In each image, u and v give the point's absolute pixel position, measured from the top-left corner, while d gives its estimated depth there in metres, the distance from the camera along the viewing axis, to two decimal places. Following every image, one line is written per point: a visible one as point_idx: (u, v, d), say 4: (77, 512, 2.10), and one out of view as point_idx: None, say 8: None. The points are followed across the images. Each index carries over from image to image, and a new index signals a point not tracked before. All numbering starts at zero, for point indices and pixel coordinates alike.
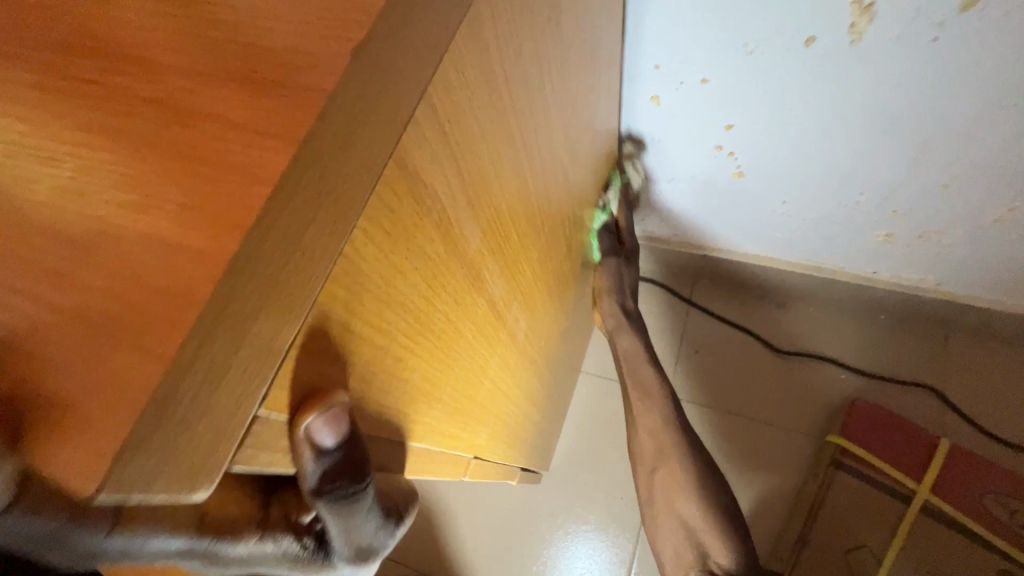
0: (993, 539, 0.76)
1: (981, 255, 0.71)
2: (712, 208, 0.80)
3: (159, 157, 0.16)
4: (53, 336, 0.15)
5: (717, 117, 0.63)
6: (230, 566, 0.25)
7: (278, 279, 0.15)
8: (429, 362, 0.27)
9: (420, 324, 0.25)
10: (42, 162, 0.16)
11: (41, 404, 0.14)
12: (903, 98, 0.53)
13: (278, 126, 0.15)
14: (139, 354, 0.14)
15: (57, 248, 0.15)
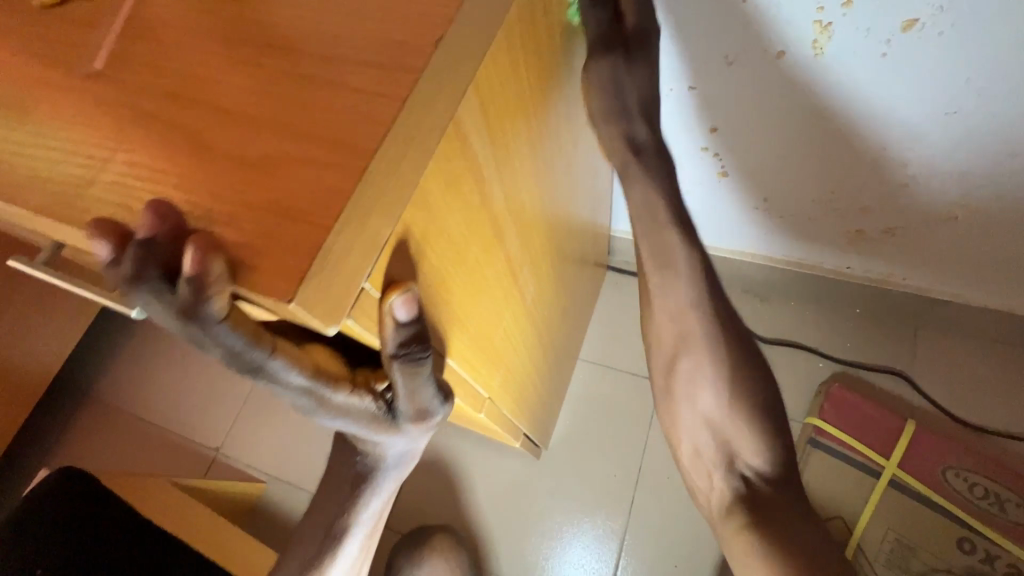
0: (954, 510, 0.83)
1: (938, 248, 0.82)
2: (700, 203, 0.90)
3: (315, 114, 0.25)
4: (248, 219, 0.23)
5: (704, 119, 0.75)
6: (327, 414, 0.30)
7: (387, 190, 0.24)
8: (463, 290, 0.35)
9: (460, 255, 0.33)
10: (239, 118, 0.25)
11: (245, 257, 0.23)
12: (858, 103, 0.65)
13: (393, 98, 0.24)
14: (310, 226, 0.23)
15: (249, 169, 0.24)
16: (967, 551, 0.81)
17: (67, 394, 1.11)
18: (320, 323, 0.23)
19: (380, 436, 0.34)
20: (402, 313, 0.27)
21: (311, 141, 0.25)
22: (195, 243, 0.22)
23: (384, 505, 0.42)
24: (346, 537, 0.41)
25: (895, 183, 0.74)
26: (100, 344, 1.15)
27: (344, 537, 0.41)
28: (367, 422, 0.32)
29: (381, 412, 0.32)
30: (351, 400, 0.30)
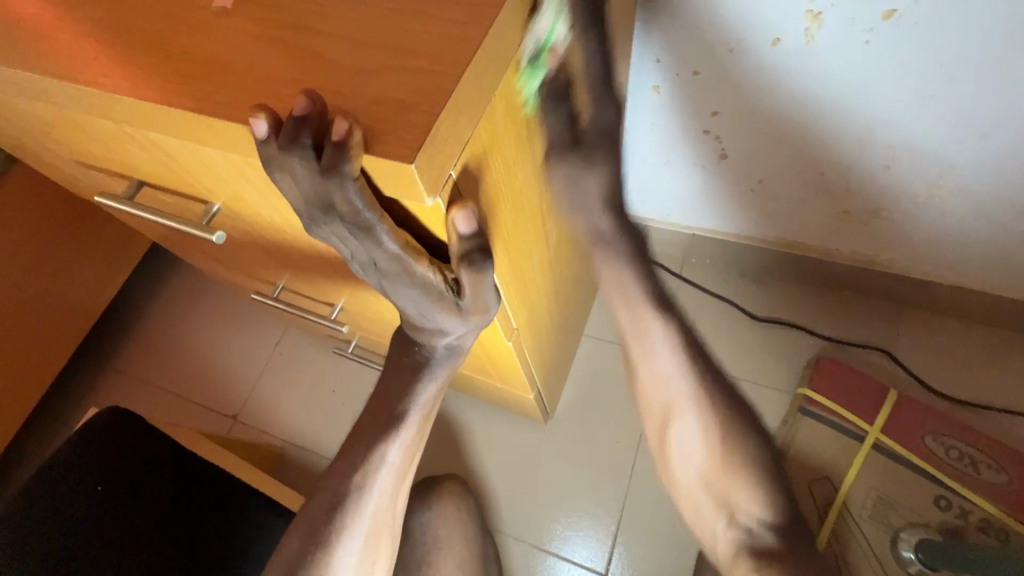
0: (931, 470, 0.89)
1: (918, 227, 0.89)
2: (700, 184, 0.97)
3: (413, 25, 0.30)
4: (361, 101, 0.28)
5: (707, 104, 0.82)
6: (408, 280, 0.37)
7: (476, 91, 0.29)
8: (504, 209, 0.43)
9: (503, 176, 0.41)
10: (344, 28, 0.30)
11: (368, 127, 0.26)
12: (847, 88, 0.72)
13: (480, 14, 0.30)
14: (421, 106, 0.27)
15: (358, 66, 0.29)
16: (943, 509, 0.87)
17: (89, 361, 1.15)
18: (427, 194, 0.27)
19: (442, 320, 0.43)
20: (462, 225, 0.35)
21: (410, 46, 0.29)
22: (351, 121, 0.26)
23: (434, 396, 0.54)
24: (403, 422, 0.53)
25: (878, 165, 0.82)
26: (121, 314, 1.19)
27: (400, 421, 0.53)
28: (435, 303, 0.40)
29: (449, 295, 0.39)
30: (428, 277, 0.37)
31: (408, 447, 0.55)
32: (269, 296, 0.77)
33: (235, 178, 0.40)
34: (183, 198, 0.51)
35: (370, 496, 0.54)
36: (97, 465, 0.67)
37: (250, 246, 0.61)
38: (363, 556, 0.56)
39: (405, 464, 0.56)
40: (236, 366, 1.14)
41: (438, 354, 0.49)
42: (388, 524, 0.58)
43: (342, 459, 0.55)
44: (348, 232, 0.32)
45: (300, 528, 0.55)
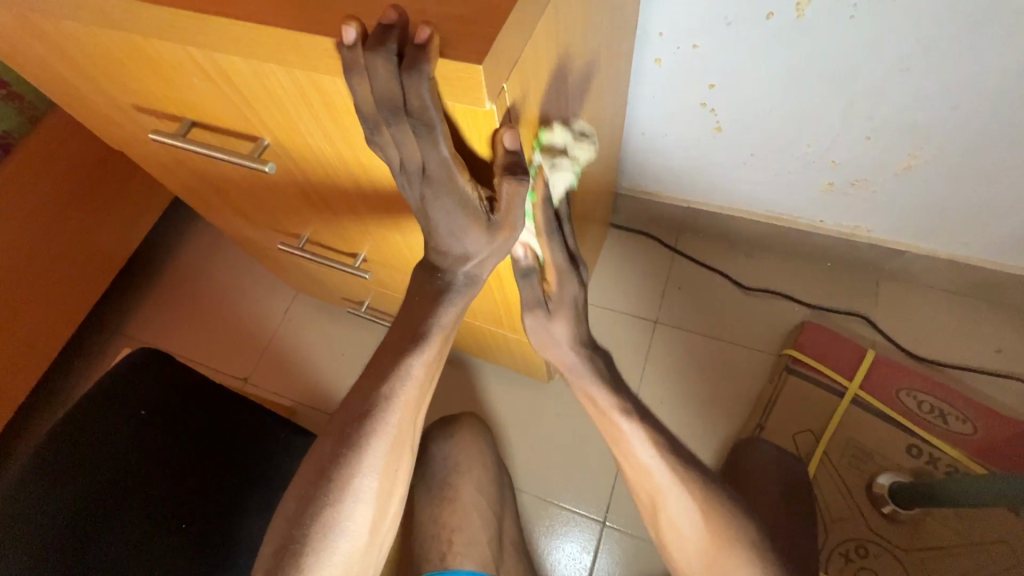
0: (905, 420, 0.97)
1: (897, 197, 0.96)
2: (695, 156, 1.03)
3: None
4: (434, 19, 0.33)
5: (703, 77, 0.87)
6: (449, 188, 0.41)
7: (527, 15, 0.35)
8: (536, 144, 0.48)
9: (540, 110, 0.46)
10: None
11: (442, 37, 0.32)
12: (834, 61, 0.78)
13: None
14: (484, 21, 0.32)
15: None
16: (915, 456, 0.94)
17: (103, 322, 1.18)
18: (486, 98, 0.33)
19: (469, 239, 0.46)
20: (510, 144, 0.39)
21: None
22: (432, 28, 0.31)
23: (452, 323, 0.55)
24: (427, 339, 0.54)
25: (861, 137, 0.88)
26: (134, 279, 1.22)
27: (424, 339, 0.54)
28: (467, 220, 0.44)
29: (479, 213, 0.43)
30: (467, 192, 0.41)
31: (430, 364, 0.56)
32: (294, 247, 0.82)
33: (293, 104, 0.45)
34: (232, 137, 0.56)
35: (394, 409, 0.54)
36: (125, 393, 0.68)
37: (285, 189, 0.65)
38: (386, 469, 0.56)
39: (427, 380, 0.57)
40: (249, 328, 1.18)
41: (458, 280, 0.52)
42: (407, 438, 0.58)
43: (369, 373, 0.56)
44: (411, 134, 0.36)
45: (331, 432, 0.55)
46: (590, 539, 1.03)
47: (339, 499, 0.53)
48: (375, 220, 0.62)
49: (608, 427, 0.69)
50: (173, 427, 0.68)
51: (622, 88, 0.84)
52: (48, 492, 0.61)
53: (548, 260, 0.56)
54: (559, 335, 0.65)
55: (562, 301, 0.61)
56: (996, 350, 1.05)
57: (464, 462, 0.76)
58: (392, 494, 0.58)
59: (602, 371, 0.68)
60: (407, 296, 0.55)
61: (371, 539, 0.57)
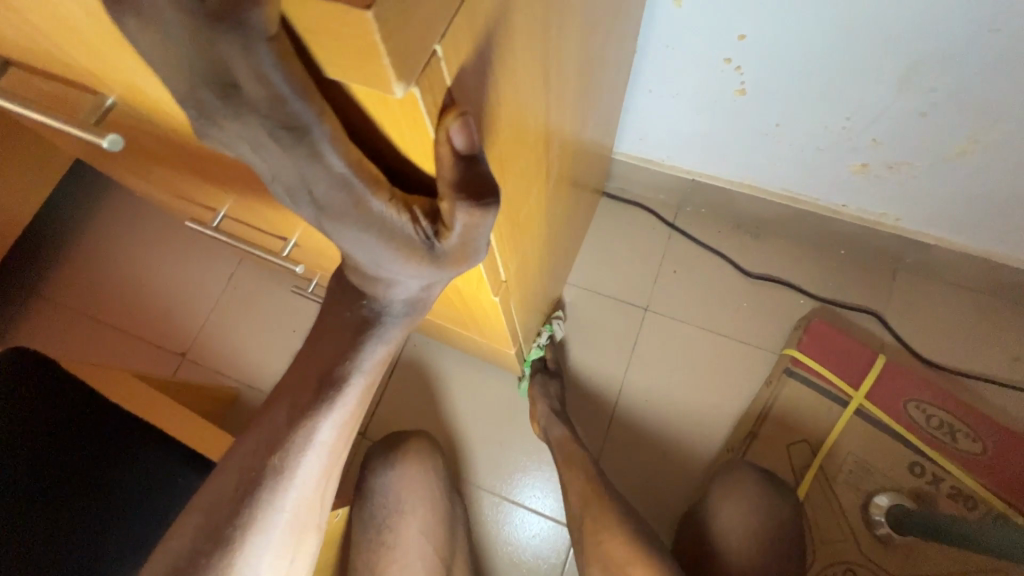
0: (909, 437, 0.88)
1: (939, 185, 0.82)
2: (708, 121, 0.86)
3: None
4: None
5: (730, 27, 0.69)
6: (359, 217, 0.23)
7: None
8: (507, 136, 0.33)
9: (511, 81, 0.30)
10: None
11: None
12: (903, 17, 0.60)
13: None
14: None
15: None
16: (917, 475, 0.87)
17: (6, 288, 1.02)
18: (396, 80, 0.17)
19: (404, 274, 0.29)
20: (459, 142, 0.22)
21: None
22: None
23: (377, 367, 0.39)
24: (341, 390, 0.38)
25: (913, 114, 0.72)
26: (38, 237, 1.03)
27: (335, 390, 0.38)
28: (397, 253, 0.26)
29: (417, 248, 0.26)
30: (389, 217, 0.24)
31: (346, 422, 0.40)
32: (206, 225, 0.65)
33: (113, 49, 0.28)
34: (65, 87, 0.38)
35: (292, 481, 0.40)
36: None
37: (170, 159, 0.48)
38: (284, 546, 0.43)
39: (343, 441, 0.42)
40: (178, 301, 1.02)
41: (390, 311, 0.35)
42: (319, 504, 0.44)
43: (260, 426, 0.41)
44: (268, 137, 0.19)
45: (202, 507, 0.41)
46: (560, 546, 0.95)
47: None
48: (293, 211, 0.46)
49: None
50: (9, 494, 0.52)
51: (629, 35, 0.66)
52: None
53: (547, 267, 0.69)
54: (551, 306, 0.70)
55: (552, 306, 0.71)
56: (1013, 358, 0.96)
57: (412, 500, 0.64)
58: (296, 569, 0.46)
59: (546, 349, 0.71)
60: (321, 321, 0.38)
61: None
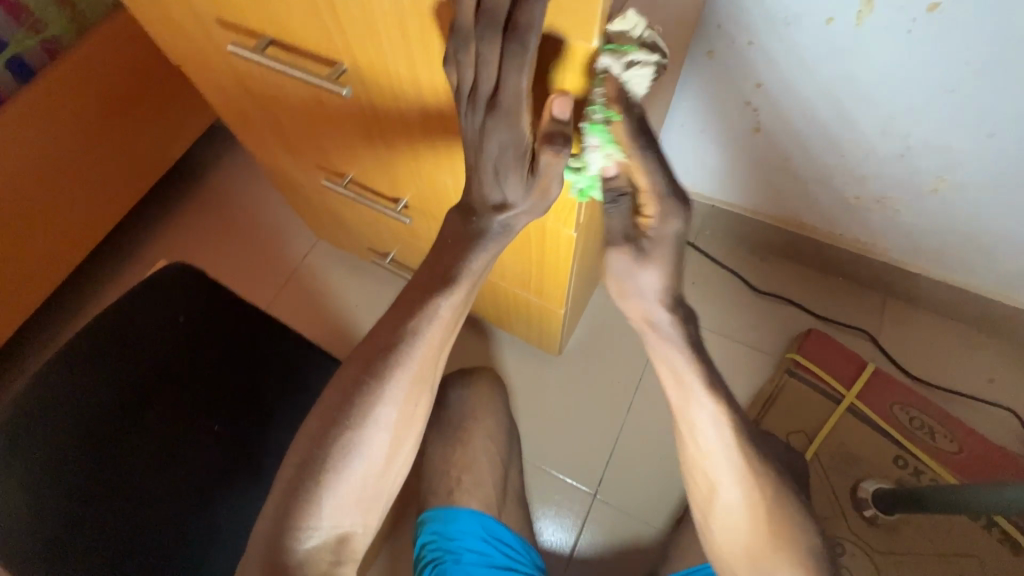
0: (893, 432, 1.01)
1: (919, 218, 0.99)
2: (728, 153, 1.06)
3: None
4: None
5: (752, 75, 0.89)
6: (510, 123, 0.46)
7: None
8: None
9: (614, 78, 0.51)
10: None
11: None
12: (884, 77, 0.80)
13: None
14: None
15: None
16: (900, 466, 0.99)
17: (131, 245, 1.22)
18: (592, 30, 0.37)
19: (508, 186, 0.50)
20: (558, 110, 0.44)
21: None
22: None
23: (481, 271, 0.58)
24: (456, 281, 0.56)
25: (893, 155, 0.90)
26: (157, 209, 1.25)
27: (458, 280, 0.56)
28: (515, 161, 0.48)
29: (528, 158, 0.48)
30: (523, 130, 0.46)
31: (456, 308, 0.58)
32: (337, 185, 0.84)
33: (384, 28, 0.47)
34: (306, 59, 0.58)
35: (416, 348, 0.56)
36: (159, 300, 0.72)
37: (343, 121, 0.67)
38: (407, 403, 0.58)
39: (451, 324, 0.59)
40: (269, 268, 1.20)
41: (494, 226, 0.54)
42: (430, 375, 0.61)
43: (395, 311, 0.58)
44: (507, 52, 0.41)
45: (353, 362, 0.58)
46: (580, 507, 1.06)
47: (359, 426, 0.56)
48: (433, 162, 0.65)
49: (677, 392, 0.62)
50: (169, 378, 0.69)
51: (674, 74, 0.86)
52: (43, 432, 0.60)
53: (646, 184, 0.49)
54: (665, 231, 0.52)
55: (665, 239, 0.53)
56: (988, 378, 1.09)
57: (477, 413, 0.84)
58: (411, 430, 0.61)
59: (691, 343, 0.60)
60: (440, 239, 0.57)
61: (386, 465, 0.60)
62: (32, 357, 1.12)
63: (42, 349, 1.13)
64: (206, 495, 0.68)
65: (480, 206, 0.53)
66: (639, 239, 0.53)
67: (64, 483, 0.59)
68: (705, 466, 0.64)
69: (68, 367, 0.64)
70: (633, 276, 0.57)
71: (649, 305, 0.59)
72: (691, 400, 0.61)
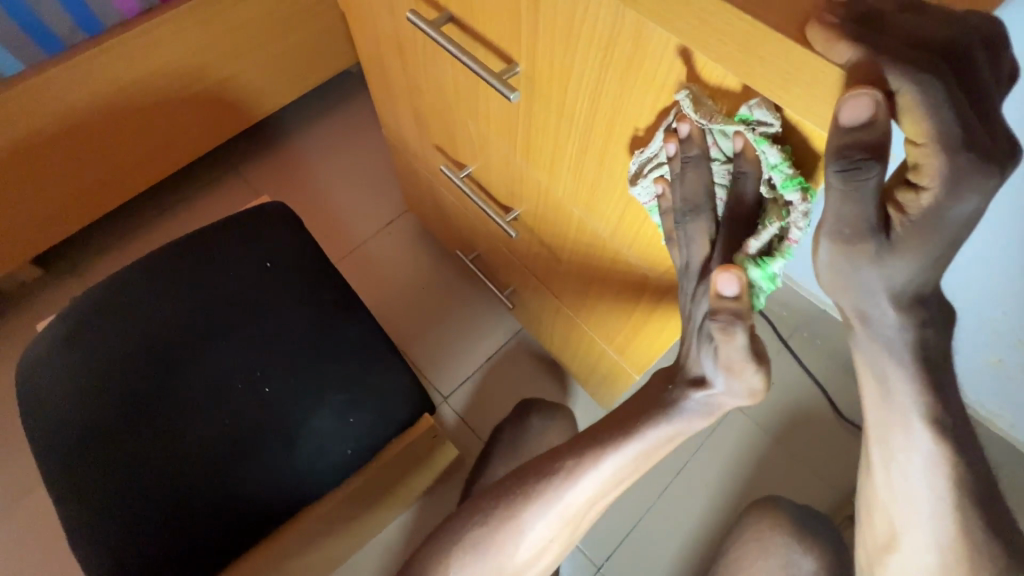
0: None
1: None
2: None
3: None
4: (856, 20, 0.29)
5: None
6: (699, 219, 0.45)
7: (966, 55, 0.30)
8: None
9: None
10: None
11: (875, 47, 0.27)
12: None
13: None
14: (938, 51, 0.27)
15: None
16: None
17: (236, 162, 1.25)
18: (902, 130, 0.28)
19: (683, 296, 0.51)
20: (727, 285, 0.40)
21: None
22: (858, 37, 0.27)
23: (658, 440, 0.57)
24: (627, 443, 0.56)
25: None
26: (273, 134, 1.27)
27: (646, 427, 0.56)
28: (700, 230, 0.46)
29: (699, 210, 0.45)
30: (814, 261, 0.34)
31: (620, 466, 0.58)
32: (455, 175, 0.80)
33: (589, 45, 0.41)
34: (480, 46, 0.54)
35: (570, 486, 0.59)
36: (249, 246, 0.66)
37: (489, 119, 0.63)
38: (550, 526, 0.61)
39: (616, 474, 0.59)
40: (354, 225, 1.20)
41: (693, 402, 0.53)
42: (586, 505, 0.62)
43: (537, 466, 0.62)
44: (849, 185, 0.28)
45: (506, 486, 0.63)
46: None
47: (499, 525, 0.61)
48: (569, 191, 0.59)
49: (877, 413, 0.41)
50: (204, 333, 0.61)
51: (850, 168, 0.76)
52: (101, 340, 0.60)
53: (928, 126, 0.27)
54: (879, 280, 0.33)
55: (943, 222, 0.29)
56: None
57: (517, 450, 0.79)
58: (553, 539, 0.64)
59: (925, 358, 0.37)
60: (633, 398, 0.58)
61: (536, 554, 0.64)
62: (116, 236, 1.17)
63: (127, 235, 1.17)
64: (179, 496, 0.55)
65: (682, 377, 0.55)
66: (890, 229, 0.30)
67: (92, 392, 0.58)
68: (889, 498, 0.47)
69: (145, 276, 0.63)
70: (862, 279, 0.33)
71: (869, 305, 0.35)
72: (896, 421, 0.41)
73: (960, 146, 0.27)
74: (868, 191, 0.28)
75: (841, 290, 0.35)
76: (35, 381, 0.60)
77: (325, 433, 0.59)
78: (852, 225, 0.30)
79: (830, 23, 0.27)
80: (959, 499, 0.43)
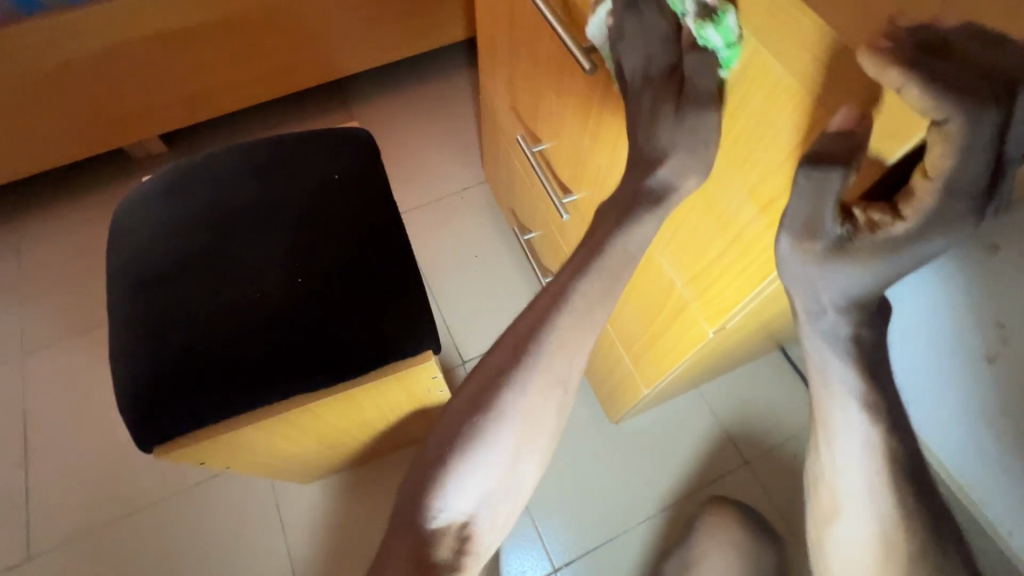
0: None
1: None
2: None
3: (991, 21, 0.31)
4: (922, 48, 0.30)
5: None
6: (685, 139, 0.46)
7: None
8: None
9: None
10: None
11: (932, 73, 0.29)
12: None
13: None
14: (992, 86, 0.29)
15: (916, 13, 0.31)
16: None
17: (347, 96, 1.34)
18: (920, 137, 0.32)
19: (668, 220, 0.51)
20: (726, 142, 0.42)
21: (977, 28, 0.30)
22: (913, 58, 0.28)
23: (601, 300, 0.53)
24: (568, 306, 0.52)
25: None
26: (387, 80, 1.36)
27: (569, 293, 0.52)
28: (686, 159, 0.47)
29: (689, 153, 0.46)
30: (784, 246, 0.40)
31: (567, 335, 0.53)
32: (528, 148, 0.83)
33: None
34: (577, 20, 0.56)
35: (525, 374, 0.53)
36: (325, 158, 0.72)
37: (569, 96, 0.65)
38: (518, 433, 0.55)
39: (562, 352, 0.53)
40: (429, 179, 1.26)
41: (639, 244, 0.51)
42: (546, 392, 0.55)
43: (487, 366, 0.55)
44: (810, 188, 0.36)
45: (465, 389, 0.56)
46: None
47: (471, 440, 0.53)
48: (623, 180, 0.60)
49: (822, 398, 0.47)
50: (265, 218, 0.69)
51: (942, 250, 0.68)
52: (184, 200, 0.70)
53: (943, 164, 0.31)
54: (829, 285, 0.40)
55: (898, 251, 0.36)
56: None
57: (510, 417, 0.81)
58: (522, 452, 0.56)
59: (859, 348, 0.44)
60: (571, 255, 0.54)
61: (508, 469, 0.56)
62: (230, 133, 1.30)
63: (238, 134, 1.30)
64: (200, 347, 0.63)
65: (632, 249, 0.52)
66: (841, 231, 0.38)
67: (168, 239, 0.68)
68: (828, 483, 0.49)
69: (235, 159, 0.72)
70: (813, 280, 0.40)
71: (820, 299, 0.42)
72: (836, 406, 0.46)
73: (955, 192, 0.32)
74: (824, 194, 0.36)
75: (800, 282, 0.41)
76: (126, 219, 0.70)
77: (332, 335, 0.63)
78: (806, 219, 0.38)
79: (881, 48, 0.29)
80: (902, 496, 0.46)
